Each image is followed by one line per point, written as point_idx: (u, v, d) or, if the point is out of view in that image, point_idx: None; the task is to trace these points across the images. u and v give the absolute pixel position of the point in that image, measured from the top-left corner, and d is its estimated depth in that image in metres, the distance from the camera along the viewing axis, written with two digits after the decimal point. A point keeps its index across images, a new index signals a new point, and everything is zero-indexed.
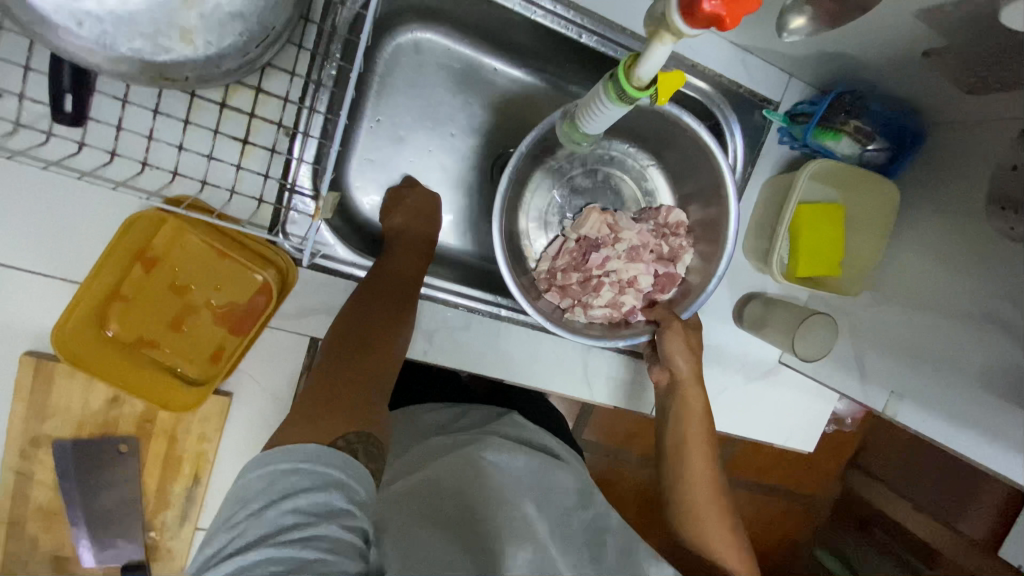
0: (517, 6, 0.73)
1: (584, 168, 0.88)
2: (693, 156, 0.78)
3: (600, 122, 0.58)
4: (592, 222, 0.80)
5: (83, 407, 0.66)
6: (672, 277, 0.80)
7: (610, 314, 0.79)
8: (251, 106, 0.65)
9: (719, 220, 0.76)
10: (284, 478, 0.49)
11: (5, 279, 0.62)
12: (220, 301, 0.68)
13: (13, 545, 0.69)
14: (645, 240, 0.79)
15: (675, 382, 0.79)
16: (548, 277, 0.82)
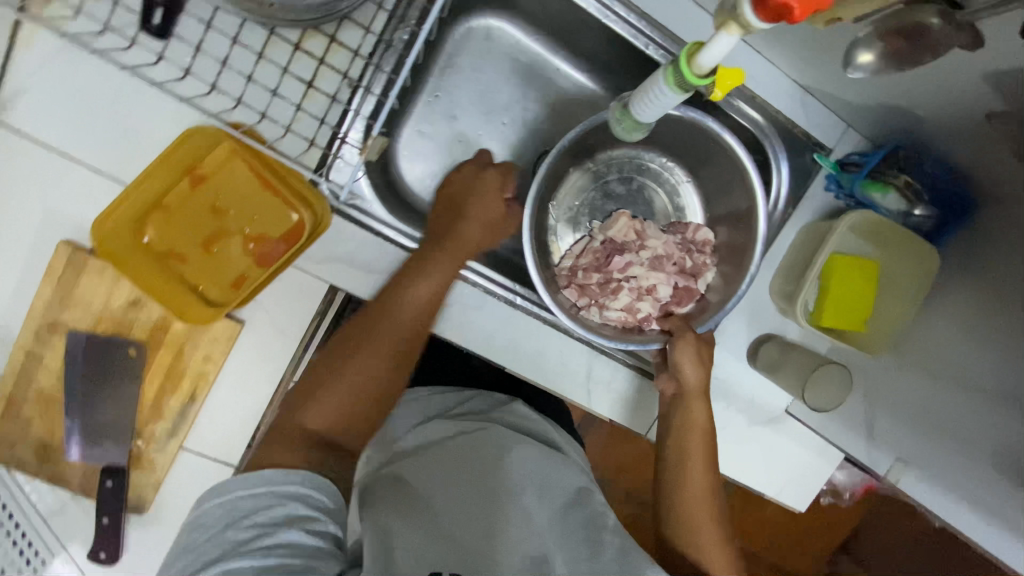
0: (592, 8, 0.75)
1: (620, 174, 0.89)
2: (731, 172, 0.79)
3: (653, 110, 0.59)
4: (620, 226, 0.82)
5: (104, 303, 0.68)
6: (690, 291, 0.80)
7: (625, 318, 0.79)
8: (321, 53, 0.68)
9: (746, 244, 0.77)
10: (241, 502, 0.56)
11: (62, 167, 0.65)
12: (253, 230, 0.70)
13: (5, 424, 0.70)
14: (670, 251, 0.80)
15: (681, 394, 0.77)
16: (570, 274, 0.83)
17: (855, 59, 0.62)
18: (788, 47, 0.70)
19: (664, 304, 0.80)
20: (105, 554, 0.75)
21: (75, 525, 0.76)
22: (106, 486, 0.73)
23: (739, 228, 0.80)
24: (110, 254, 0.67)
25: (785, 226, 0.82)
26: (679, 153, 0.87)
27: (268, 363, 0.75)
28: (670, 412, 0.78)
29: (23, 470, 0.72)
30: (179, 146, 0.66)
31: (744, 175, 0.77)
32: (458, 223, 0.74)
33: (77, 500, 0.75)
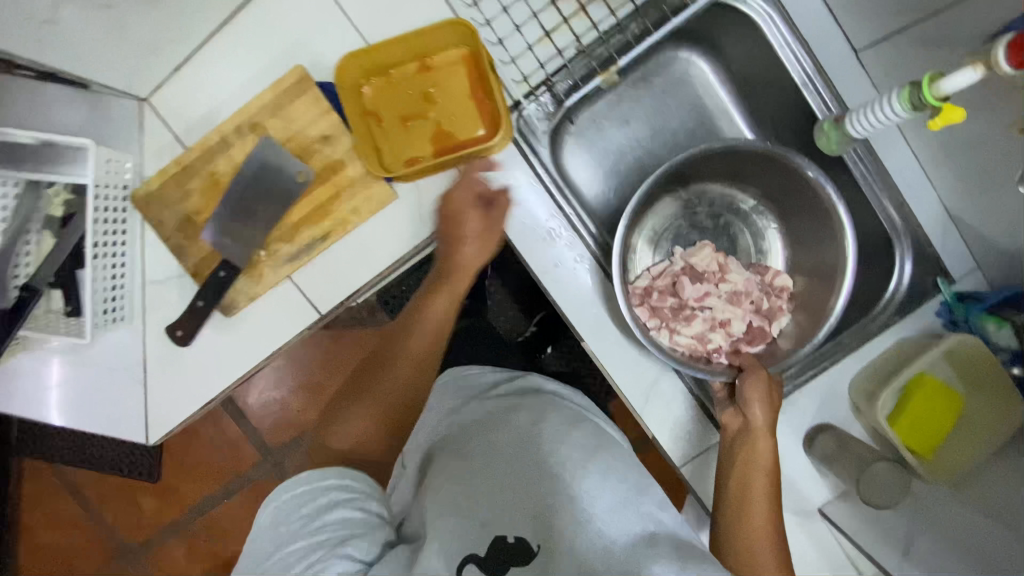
0: (796, 75, 0.82)
1: (710, 209, 0.96)
2: (823, 227, 0.84)
3: (874, 120, 0.69)
4: (704, 256, 0.89)
5: (301, 127, 0.78)
6: (763, 332, 0.88)
7: (694, 346, 0.85)
8: (567, 14, 0.79)
9: (828, 297, 0.83)
10: (319, 497, 0.69)
11: (332, 11, 0.77)
12: (444, 125, 0.79)
13: (173, 186, 0.79)
14: (749, 288, 0.88)
15: (744, 430, 0.78)
16: (643, 293, 0.89)
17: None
18: (957, 173, 0.77)
19: (734, 340, 0.87)
20: (182, 333, 0.82)
21: (168, 298, 0.83)
22: (215, 277, 0.79)
23: (822, 286, 0.85)
24: (328, 97, 0.78)
25: (888, 331, 0.84)
26: (772, 199, 0.93)
27: (398, 240, 0.82)
28: (734, 447, 0.78)
29: (158, 231, 0.80)
30: (421, 36, 0.76)
31: (840, 235, 0.82)
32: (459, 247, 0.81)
33: (181, 279, 0.83)
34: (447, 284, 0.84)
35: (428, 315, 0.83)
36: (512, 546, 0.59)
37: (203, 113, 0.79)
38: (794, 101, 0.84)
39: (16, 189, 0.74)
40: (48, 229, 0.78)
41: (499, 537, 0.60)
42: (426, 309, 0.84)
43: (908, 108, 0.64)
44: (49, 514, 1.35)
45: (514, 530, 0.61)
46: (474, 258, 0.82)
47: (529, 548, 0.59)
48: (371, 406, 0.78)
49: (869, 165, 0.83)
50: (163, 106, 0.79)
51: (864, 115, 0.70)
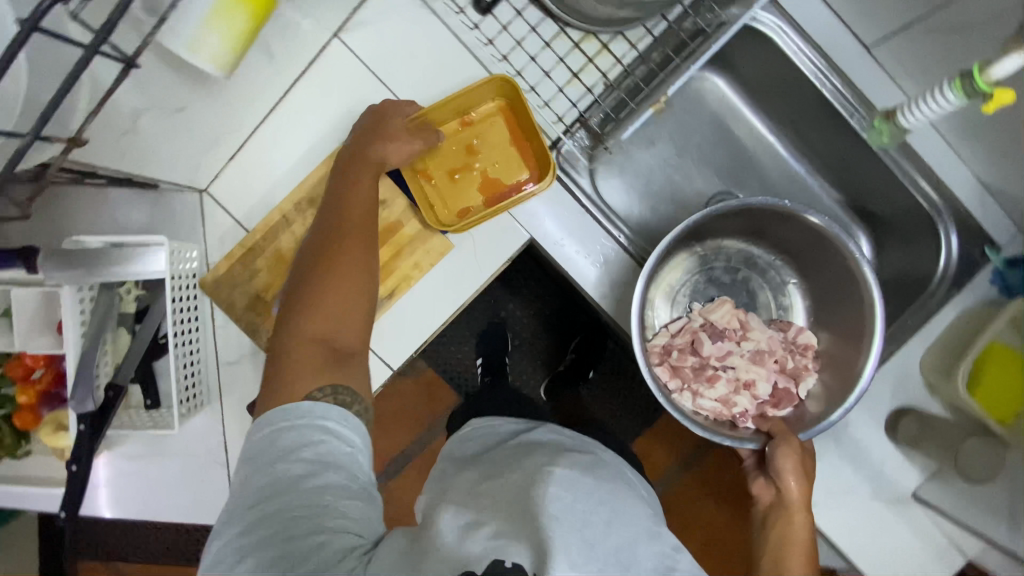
0: (811, 75, 0.84)
1: (727, 264, 0.98)
2: (848, 286, 0.84)
3: (919, 115, 0.73)
4: (723, 313, 0.91)
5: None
6: (789, 394, 0.86)
7: (718, 410, 0.83)
8: (590, 53, 0.84)
9: (856, 355, 0.81)
10: (292, 450, 0.55)
11: (374, 84, 0.82)
12: (490, 174, 0.83)
13: (239, 267, 0.82)
14: (772, 347, 0.88)
15: (779, 502, 0.73)
16: (661, 353, 0.88)
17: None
18: (988, 142, 0.80)
19: (760, 402, 0.85)
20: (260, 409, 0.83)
21: (244, 378, 0.85)
22: None
23: (850, 345, 0.83)
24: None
25: (946, 306, 0.86)
26: (787, 253, 0.94)
27: (459, 288, 0.85)
28: (768, 521, 0.73)
29: (229, 313, 0.83)
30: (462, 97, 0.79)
31: (858, 278, 0.80)
32: (375, 142, 0.75)
33: (255, 357, 0.85)
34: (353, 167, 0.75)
35: (354, 199, 0.73)
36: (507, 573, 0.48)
37: (260, 195, 0.83)
38: (814, 100, 0.88)
39: (90, 293, 0.77)
40: (123, 325, 0.81)
41: (495, 560, 0.48)
42: (343, 196, 0.74)
43: (961, 97, 0.67)
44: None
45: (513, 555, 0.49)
46: (397, 154, 0.76)
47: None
48: (327, 296, 0.67)
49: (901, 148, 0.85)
50: (222, 194, 0.83)
51: (908, 110, 0.75)
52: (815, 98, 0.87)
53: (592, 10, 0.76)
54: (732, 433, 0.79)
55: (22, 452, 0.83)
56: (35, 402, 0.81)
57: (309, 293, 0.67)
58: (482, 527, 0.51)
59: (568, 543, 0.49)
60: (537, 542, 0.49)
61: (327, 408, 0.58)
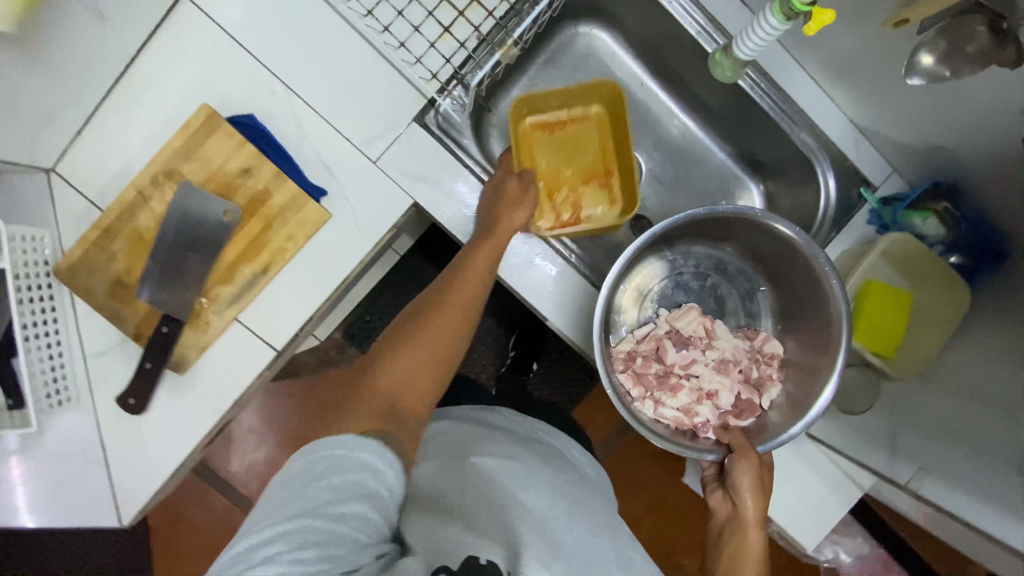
0: (685, 21, 0.84)
1: (697, 269, 0.97)
2: (813, 291, 0.81)
3: (749, 46, 0.73)
4: (689, 320, 0.89)
5: (219, 165, 0.76)
6: (752, 404, 0.83)
7: (680, 418, 0.81)
8: (460, 7, 0.80)
9: (820, 367, 0.78)
10: (327, 472, 0.52)
11: (227, 46, 0.77)
12: (592, 156, 0.92)
13: (95, 251, 0.76)
14: (737, 356, 0.86)
15: (735, 519, 0.73)
16: (626, 359, 0.87)
17: (914, 63, 0.64)
18: (852, 84, 0.81)
19: (722, 412, 0.83)
20: (134, 401, 0.78)
21: (116, 369, 0.80)
22: (159, 334, 0.76)
23: (816, 352, 0.81)
24: (244, 132, 0.77)
25: (828, 247, 0.88)
26: (756, 260, 0.93)
27: (342, 259, 0.81)
28: (722, 538, 0.73)
29: (88, 300, 0.77)
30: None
31: (821, 278, 0.77)
32: (506, 215, 0.79)
33: (124, 347, 0.80)
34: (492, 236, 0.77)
35: (469, 272, 0.75)
36: (483, 570, 0.51)
37: (114, 173, 0.77)
38: (692, 50, 0.87)
39: None
40: None
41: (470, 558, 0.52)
42: (466, 260, 0.76)
43: (783, 21, 0.67)
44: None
45: (486, 551, 0.53)
46: (517, 219, 0.79)
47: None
48: (405, 352, 0.68)
49: (777, 96, 0.86)
50: (69, 173, 0.77)
51: (739, 42, 0.75)
52: (693, 47, 0.86)
53: None
54: (692, 445, 0.78)
55: None
56: None
57: (394, 348, 0.68)
58: (449, 526, 0.56)
59: (534, 541, 0.54)
60: (507, 543, 0.53)
61: (363, 441, 0.55)
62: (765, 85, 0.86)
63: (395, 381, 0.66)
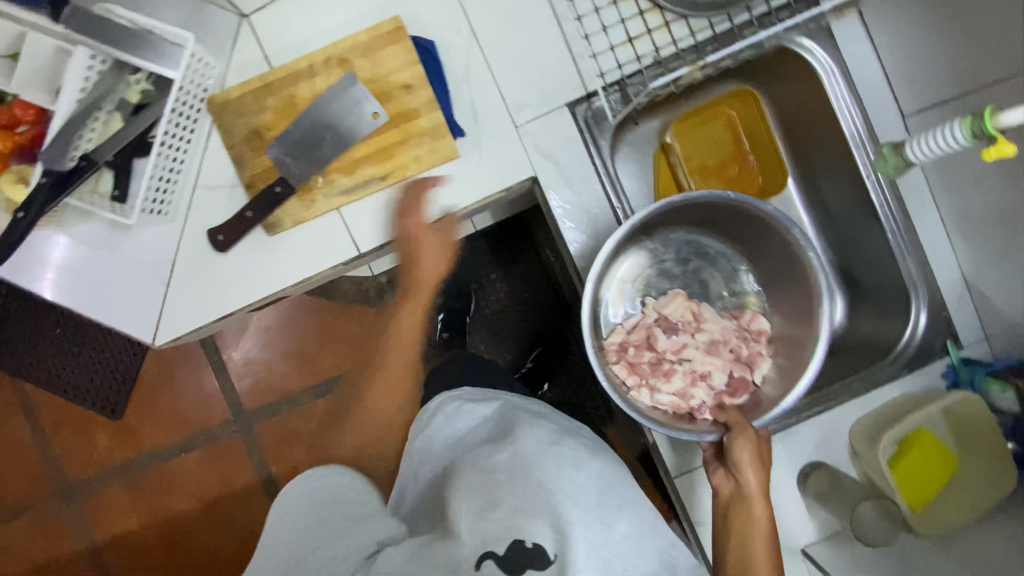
0: (846, 122, 0.86)
1: (678, 256, 1.00)
2: (795, 265, 0.86)
3: (923, 149, 0.72)
4: (676, 305, 0.92)
5: (387, 73, 0.82)
6: (745, 382, 0.88)
7: (678, 403, 0.84)
8: (651, 25, 0.84)
9: (806, 339, 0.85)
10: None
11: None
12: (736, 145, 0.98)
13: (251, 98, 0.82)
14: (726, 337, 0.90)
15: (738, 494, 0.77)
16: (618, 350, 0.89)
17: None
18: (978, 240, 0.82)
19: (718, 392, 0.86)
20: (222, 239, 0.83)
21: (216, 206, 0.85)
22: (270, 191, 0.81)
23: (802, 326, 0.85)
24: (418, 53, 0.83)
25: (893, 382, 0.87)
26: (736, 240, 0.97)
27: (451, 198, 0.85)
28: (729, 512, 0.77)
29: (225, 138, 0.83)
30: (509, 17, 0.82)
31: (812, 275, 0.82)
32: (417, 262, 0.86)
33: (232, 191, 0.85)
34: (414, 294, 0.89)
35: (402, 335, 0.90)
36: (531, 550, 0.62)
37: (297, 42, 0.84)
38: (837, 150, 0.90)
39: (102, 66, 0.78)
40: (119, 113, 0.81)
41: (518, 539, 0.63)
42: (408, 290, 0.89)
43: (967, 136, 0.65)
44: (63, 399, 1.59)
45: (531, 536, 0.63)
46: (437, 261, 0.86)
47: (546, 555, 0.62)
48: (363, 418, 0.87)
49: (901, 222, 0.88)
50: (260, 27, 0.84)
51: (914, 143, 0.74)
52: (838, 148, 0.89)
53: None
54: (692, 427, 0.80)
55: None
56: (7, 153, 0.81)
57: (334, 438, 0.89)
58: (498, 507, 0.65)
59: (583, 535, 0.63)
60: (555, 522, 0.63)
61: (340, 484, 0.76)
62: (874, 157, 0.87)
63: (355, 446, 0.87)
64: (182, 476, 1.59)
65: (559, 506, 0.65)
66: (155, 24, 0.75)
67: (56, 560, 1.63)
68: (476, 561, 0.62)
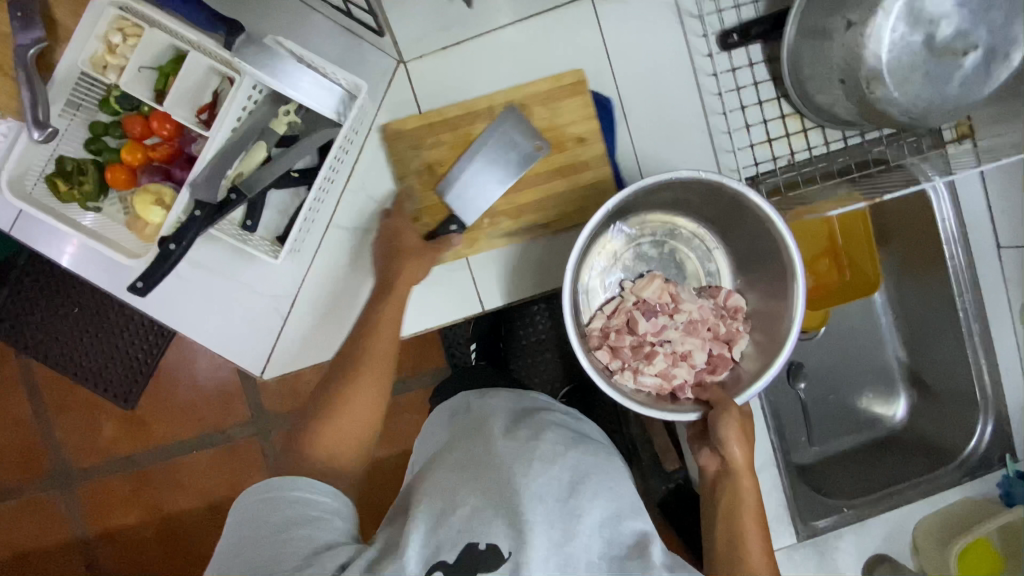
0: (947, 245, 0.94)
1: (654, 238, 0.99)
2: (766, 246, 0.84)
3: None
4: (654, 288, 0.92)
5: (563, 124, 0.82)
6: (724, 358, 0.88)
7: (660, 384, 0.86)
8: (790, 129, 0.88)
9: (780, 314, 0.82)
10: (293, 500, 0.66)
11: (600, 57, 0.85)
12: (827, 243, 1.03)
13: (402, 147, 0.82)
14: (705, 316, 0.89)
15: (726, 469, 0.83)
16: (600, 336, 0.91)
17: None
18: None
19: (699, 371, 0.87)
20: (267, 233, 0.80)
21: (348, 247, 0.84)
22: (446, 229, 0.81)
23: (775, 301, 0.85)
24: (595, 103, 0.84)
25: (955, 487, 0.95)
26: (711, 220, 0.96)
27: None
28: (719, 489, 0.84)
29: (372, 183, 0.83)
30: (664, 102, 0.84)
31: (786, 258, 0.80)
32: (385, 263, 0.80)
33: (369, 235, 0.84)
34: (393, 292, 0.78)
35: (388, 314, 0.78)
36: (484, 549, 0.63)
37: (453, 96, 0.84)
38: (933, 266, 0.96)
39: (257, 96, 0.77)
40: (263, 140, 0.77)
41: (471, 542, 0.64)
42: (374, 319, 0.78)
43: None
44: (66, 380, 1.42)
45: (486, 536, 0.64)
46: (415, 270, 0.79)
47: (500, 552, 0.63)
48: (349, 404, 0.74)
49: (982, 342, 0.95)
50: (417, 77, 0.83)
51: None
52: (934, 263, 0.96)
53: (818, 94, 0.80)
54: (674, 407, 0.82)
55: (90, 208, 0.78)
56: (139, 166, 0.78)
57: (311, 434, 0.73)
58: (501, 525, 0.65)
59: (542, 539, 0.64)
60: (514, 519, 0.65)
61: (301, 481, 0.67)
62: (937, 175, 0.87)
63: (329, 451, 0.72)
64: (190, 474, 1.44)
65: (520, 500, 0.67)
66: (315, 62, 0.76)
67: (42, 550, 1.47)
68: (425, 572, 0.63)
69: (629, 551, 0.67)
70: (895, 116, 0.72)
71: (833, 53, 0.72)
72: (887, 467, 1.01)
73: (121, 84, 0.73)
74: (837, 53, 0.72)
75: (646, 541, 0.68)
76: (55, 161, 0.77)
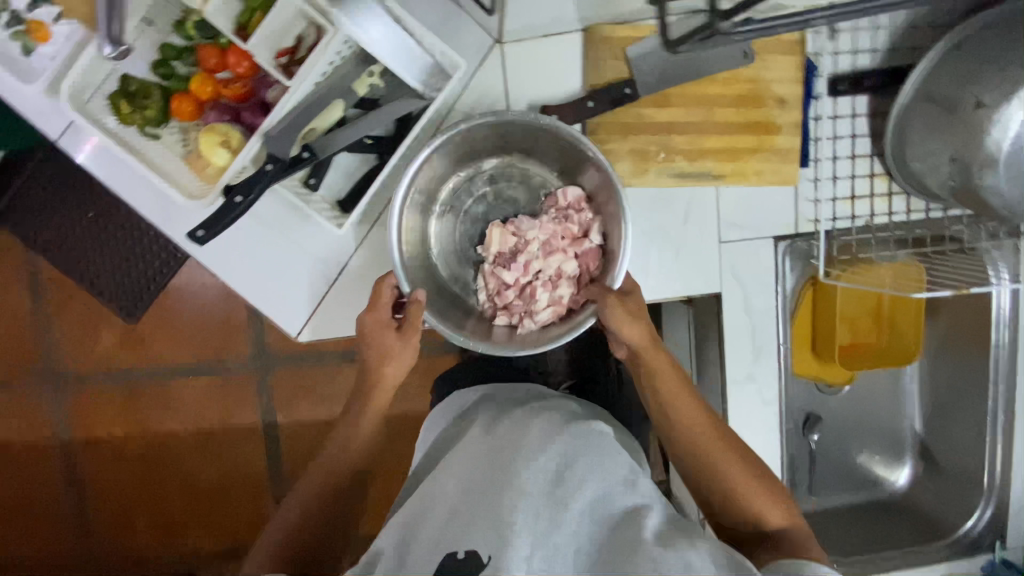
0: (996, 335, 0.94)
1: (473, 193, 0.85)
2: (581, 158, 0.75)
3: None
4: (497, 237, 0.81)
5: (771, 79, 0.79)
6: (589, 252, 0.78)
7: (555, 311, 0.77)
8: (877, 190, 0.86)
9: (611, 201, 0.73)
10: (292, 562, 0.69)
11: None
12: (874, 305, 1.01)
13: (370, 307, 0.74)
14: (549, 231, 0.79)
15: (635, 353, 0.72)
16: (490, 305, 0.82)
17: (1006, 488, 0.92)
18: None
19: (576, 279, 0.79)
20: (314, 183, 0.76)
21: None
22: (621, 90, 0.76)
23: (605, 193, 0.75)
24: (806, 69, 0.80)
25: (942, 564, 0.97)
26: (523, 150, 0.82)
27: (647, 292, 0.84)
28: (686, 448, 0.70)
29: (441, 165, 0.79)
30: (766, 137, 0.80)
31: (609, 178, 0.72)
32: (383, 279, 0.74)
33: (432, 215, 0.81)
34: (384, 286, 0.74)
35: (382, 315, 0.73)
36: (460, 561, 0.53)
37: (545, 90, 0.80)
38: (976, 350, 0.97)
39: (346, 51, 0.72)
40: (342, 100, 0.73)
41: (449, 554, 0.54)
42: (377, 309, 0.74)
43: None
44: (69, 284, 1.30)
45: (465, 543, 0.54)
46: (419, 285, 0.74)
47: (478, 559, 0.52)
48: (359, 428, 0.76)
49: (1004, 431, 0.96)
50: (512, 62, 0.79)
51: None
52: (979, 346, 0.96)
53: (915, 160, 0.77)
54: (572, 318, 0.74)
55: (148, 133, 0.74)
56: (208, 99, 0.74)
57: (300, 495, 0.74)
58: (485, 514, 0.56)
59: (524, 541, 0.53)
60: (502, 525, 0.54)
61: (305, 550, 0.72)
62: (1007, 280, 0.86)
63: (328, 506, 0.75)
64: (187, 402, 1.34)
65: (516, 496, 0.56)
66: (412, 25, 0.70)
67: (24, 445, 1.35)
68: None
69: (617, 533, 0.56)
70: (994, 205, 0.70)
71: (952, 129, 0.70)
72: (879, 529, 1.03)
73: (204, 12, 0.67)
74: (957, 129, 0.69)
75: (639, 518, 0.57)
76: (117, 78, 0.73)
